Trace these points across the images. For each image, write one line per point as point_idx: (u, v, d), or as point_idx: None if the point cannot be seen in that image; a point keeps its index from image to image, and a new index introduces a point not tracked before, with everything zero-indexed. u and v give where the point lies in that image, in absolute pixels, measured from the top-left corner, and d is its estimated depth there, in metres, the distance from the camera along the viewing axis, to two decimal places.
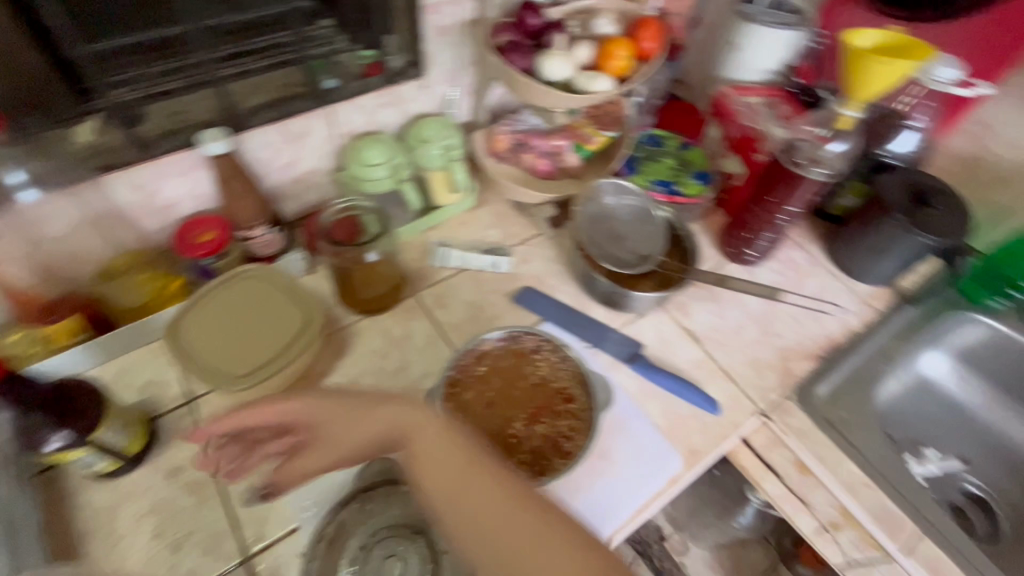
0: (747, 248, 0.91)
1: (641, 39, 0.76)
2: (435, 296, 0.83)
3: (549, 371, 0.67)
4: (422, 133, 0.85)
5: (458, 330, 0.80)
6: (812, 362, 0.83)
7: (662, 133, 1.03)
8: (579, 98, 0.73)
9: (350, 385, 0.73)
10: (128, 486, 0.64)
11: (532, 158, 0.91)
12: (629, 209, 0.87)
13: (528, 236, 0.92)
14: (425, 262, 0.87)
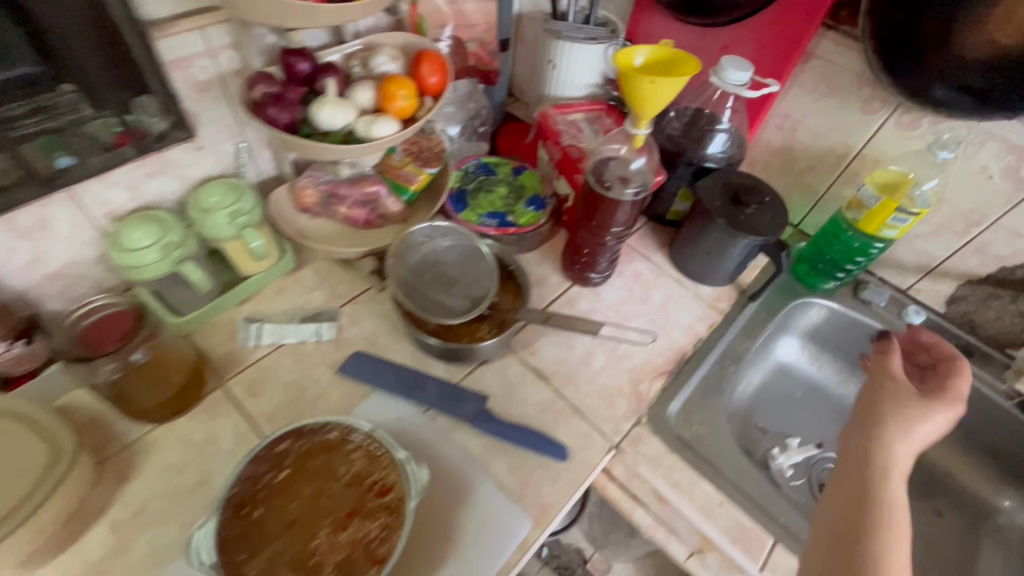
0: (587, 271, 0.88)
1: (425, 75, 0.71)
2: (247, 383, 0.73)
3: (362, 463, 0.59)
4: (204, 202, 0.74)
5: (275, 418, 0.71)
6: (662, 380, 0.82)
7: (493, 160, 0.99)
8: (361, 147, 0.66)
9: (136, 516, 0.61)
10: None
11: (346, 209, 0.83)
12: (454, 250, 0.81)
13: (356, 293, 0.84)
14: (235, 344, 0.77)
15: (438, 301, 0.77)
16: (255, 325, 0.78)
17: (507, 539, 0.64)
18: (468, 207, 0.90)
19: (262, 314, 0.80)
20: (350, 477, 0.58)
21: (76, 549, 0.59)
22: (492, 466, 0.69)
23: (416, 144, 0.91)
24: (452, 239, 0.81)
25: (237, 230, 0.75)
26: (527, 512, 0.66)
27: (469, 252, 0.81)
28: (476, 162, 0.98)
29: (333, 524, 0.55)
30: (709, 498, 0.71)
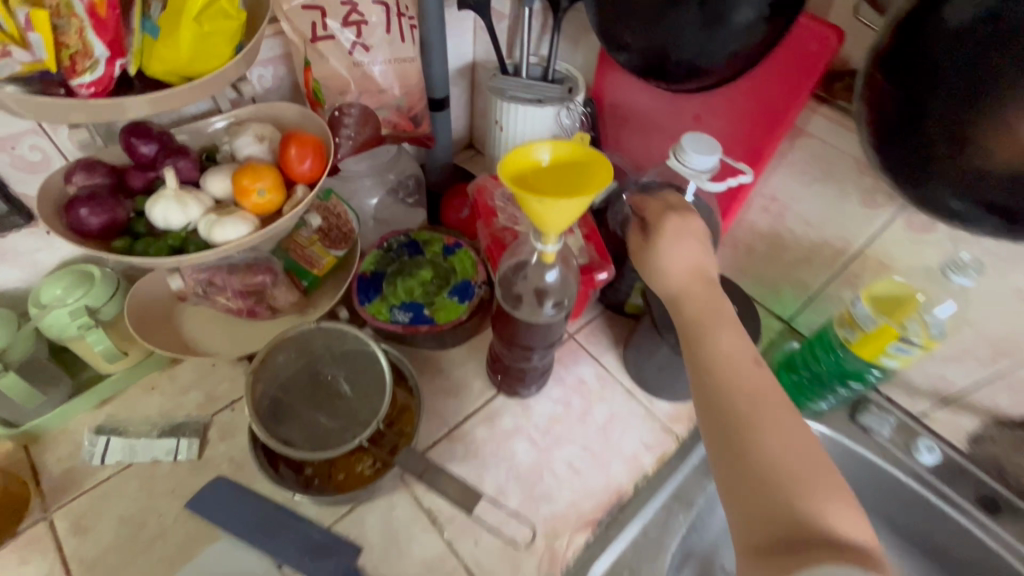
0: (513, 385, 0.73)
1: (294, 161, 0.58)
2: (78, 515, 0.62)
3: None
4: (42, 299, 0.63)
5: (99, 565, 0.59)
6: (585, 534, 0.66)
7: (423, 235, 0.85)
8: (199, 255, 0.53)
9: None
10: None
11: (227, 300, 0.71)
12: (344, 358, 0.68)
13: (237, 396, 0.72)
14: (80, 459, 0.66)
15: (313, 423, 0.64)
16: (104, 439, 0.66)
17: None
18: (380, 296, 0.77)
19: (120, 421, 0.69)
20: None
21: None
22: None
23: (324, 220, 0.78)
24: (338, 343, 0.67)
25: (79, 331, 0.64)
26: None
27: (359, 359, 0.67)
28: (403, 236, 0.84)
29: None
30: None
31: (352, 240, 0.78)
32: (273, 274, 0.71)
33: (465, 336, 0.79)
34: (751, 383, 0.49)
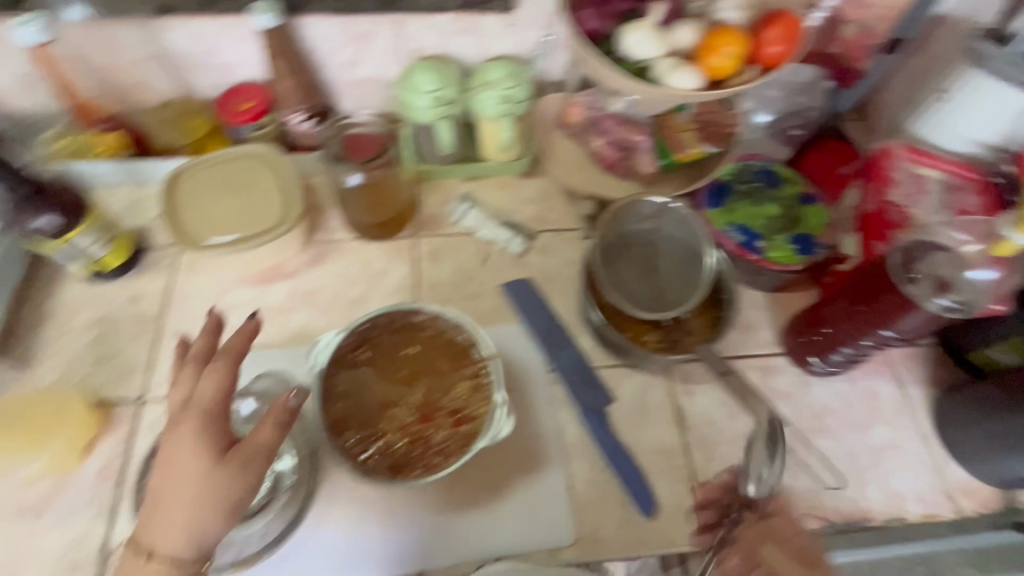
0: (811, 358, 0.70)
1: (764, 42, 0.57)
2: (431, 249, 0.78)
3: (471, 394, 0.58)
4: (485, 76, 0.75)
5: (434, 289, 0.75)
6: (814, 524, 0.64)
7: (786, 172, 0.81)
8: (641, 89, 0.58)
9: (302, 296, 0.72)
10: (94, 292, 0.70)
11: (600, 145, 0.77)
12: (675, 241, 0.71)
13: (562, 227, 0.81)
14: (443, 210, 0.81)
15: (625, 279, 0.69)
16: (465, 205, 0.80)
17: (543, 538, 0.60)
18: (721, 207, 0.77)
19: (478, 198, 0.83)
20: (447, 394, 0.58)
21: (264, 291, 0.72)
22: (571, 463, 0.64)
23: (711, 113, 0.78)
24: (684, 231, 0.70)
25: (498, 114, 0.75)
26: (577, 530, 0.61)
27: (694, 253, 0.69)
28: (764, 164, 0.82)
29: (392, 412, 0.57)
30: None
31: (728, 143, 0.77)
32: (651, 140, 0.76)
33: (772, 286, 0.76)
34: None
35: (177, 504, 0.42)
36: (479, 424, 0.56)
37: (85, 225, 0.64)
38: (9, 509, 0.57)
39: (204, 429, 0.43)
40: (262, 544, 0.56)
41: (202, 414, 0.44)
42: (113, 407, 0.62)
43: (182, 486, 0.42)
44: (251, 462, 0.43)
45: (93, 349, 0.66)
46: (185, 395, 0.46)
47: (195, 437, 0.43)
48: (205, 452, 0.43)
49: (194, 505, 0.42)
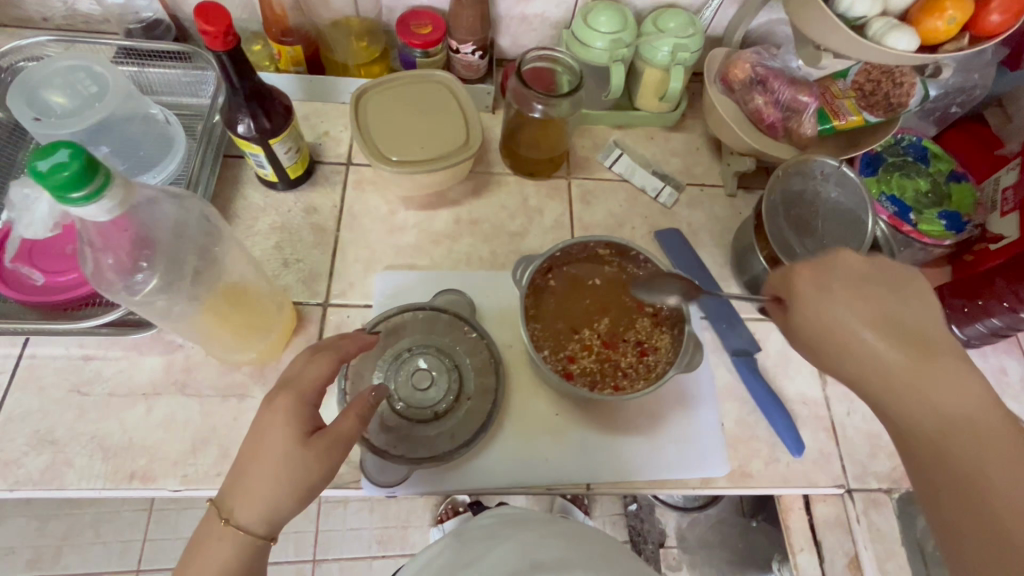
0: (951, 327, 0.73)
1: (987, 11, 0.58)
2: (585, 191, 0.80)
3: (653, 327, 0.61)
4: (662, 23, 0.75)
5: (588, 230, 0.77)
6: None
7: (936, 149, 0.81)
8: (857, 42, 0.59)
9: (466, 223, 0.75)
10: (273, 200, 0.72)
11: (762, 103, 0.77)
12: (834, 204, 0.72)
13: (707, 183, 0.83)
14: (594, 154, 0.83)
15: (788, 238, 0.70)
16: (619, 151, 0.82)
17: (699, 467, 0.64)
18: (874, 176, 0.78)
19: (627, 145, 0.84)
20: (630, 328, 0.61)
21: (429, 216, 0.75)
22: (722, 404, 0.68)
23: (876, 81, 0.76)
24: (849, 195, 0.71)
25: (669, 63, 0.76)
26: (728, 463, 0.65)
27: (857, 218, 0.70)
28: (915, 139, 0.82)
29: (579, 338, 0.61)
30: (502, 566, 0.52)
31: (894, 115, 0.75)
32: (815, 104, 0.76)
33: (912, 259, 0.79)
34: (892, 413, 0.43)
35: (259, 479, 0.43)
36: (663, 357, 0.60)
37: (286, 133, 0.64)
38: (215, 390, 0.61)
39: (296, 411, 0.45)
40: (453, 444, 0.61)
41: (300, 394, 0.46)
42: (305, 308, 0.67)
43: (269, 460, 0.44)
44: (335, 448, 0.45)
45: (278, 253, 0.69)
46: (287, 375, 0.48)
47: (288, 415, 0.45)
48: (294, 430, 0.44)
49: (278, 479, 0.43)
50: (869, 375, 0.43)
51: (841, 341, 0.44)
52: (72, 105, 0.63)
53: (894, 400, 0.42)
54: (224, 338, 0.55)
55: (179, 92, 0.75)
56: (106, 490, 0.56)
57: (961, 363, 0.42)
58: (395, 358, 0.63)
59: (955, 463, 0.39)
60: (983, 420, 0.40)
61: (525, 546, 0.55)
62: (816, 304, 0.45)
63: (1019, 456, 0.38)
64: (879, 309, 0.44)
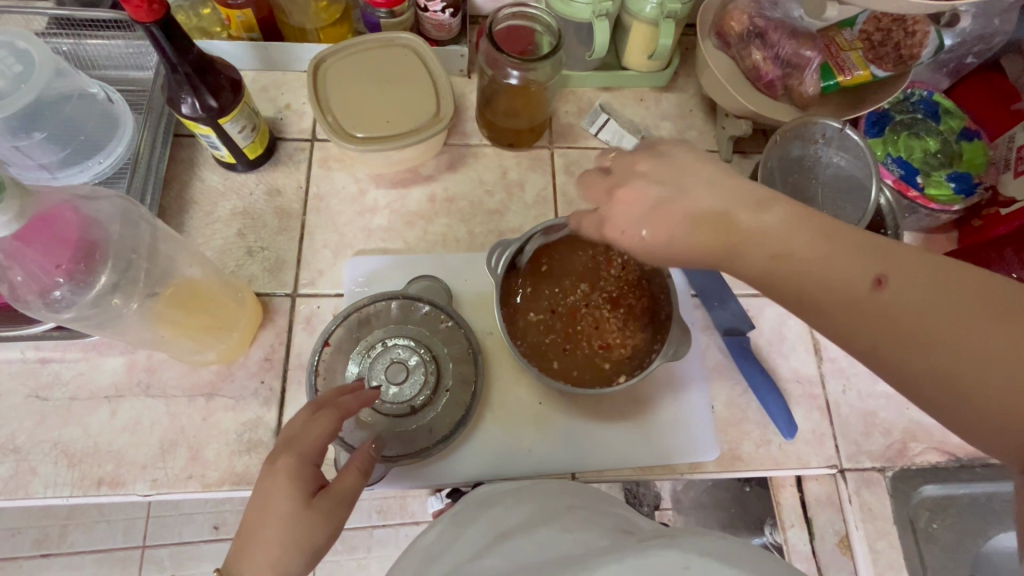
0: None
1: None
2: (569, 162, 0.74)
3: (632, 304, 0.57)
4: None
5: (573, 203, 0.73)
6: (938, 458, 0.66)
7: (948, 103, 0.75)
8: None
9: (442, 200, 0.70)
10: (232, 182, 0.67)
11: (759, 59, 0.70)
12: (834, 171, 0.67)
13: (701, 148, 0.77)
14: (579, 120, 0.77)
15: None
16: (605, 116, 0.76)
17: (689, 452, 0.62)
18: (880, 136, 0.73)
19: (614, 109, 0.78)
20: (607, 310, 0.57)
21: (403, 194, 0.70)
22: (713, 386, 0.65)
23: (885, 30, 0.70)
24: (851, 162, 0.66)
25: (658, 17, 0.69)
26: (719, 447, 0.63)
27: (859, 185, 0.65)
28: (926, 93, 0.75)
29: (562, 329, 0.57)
30: (464, 550, 0.46)
31: (905, 68, 0.69)
32: (819, 59, 0.69)
33: (918, 225, 0.74)
34: (835, 289, 0.37)
35: (263, 546, 0.42)
36: (651, 338, 0.56)
37: (237, 110, 0.58)
38: (182, 390, 0.59)
39: (296, 470, 0.44)
40: (432, 439, 0.59)
41: (300, 454, 0.45)
42: (272, 300, 0.63)
43: (274, 525, 0.42)
44: (338, 506, 0.44)
45: (241, 240, 0.65)
46: (289, 435, 0.47)
47: (290, 477, 0.44)
48: (297, 491, 0.43)
49: (282, 545, 0.42)
50: (759, 270, 0.38)
51: (725, 245, 0.39)
52: (2, 87, 0.57)
53: (787, 286, 0.38)
54: (180, 340, 0.52)
55: (122, 65, 0.69)
56: (74, 497, 0.54)
57: (756, 193, 0.40)
58: (370, 353, 0.60)
59: (898, 314, 0.36)
60: (858, 270, 0.37)
61: (492, 525, 0.49)
62: (644, 234, 0.39)
63: (906, 294, 0.36)
64: (682, 212, 0.39)
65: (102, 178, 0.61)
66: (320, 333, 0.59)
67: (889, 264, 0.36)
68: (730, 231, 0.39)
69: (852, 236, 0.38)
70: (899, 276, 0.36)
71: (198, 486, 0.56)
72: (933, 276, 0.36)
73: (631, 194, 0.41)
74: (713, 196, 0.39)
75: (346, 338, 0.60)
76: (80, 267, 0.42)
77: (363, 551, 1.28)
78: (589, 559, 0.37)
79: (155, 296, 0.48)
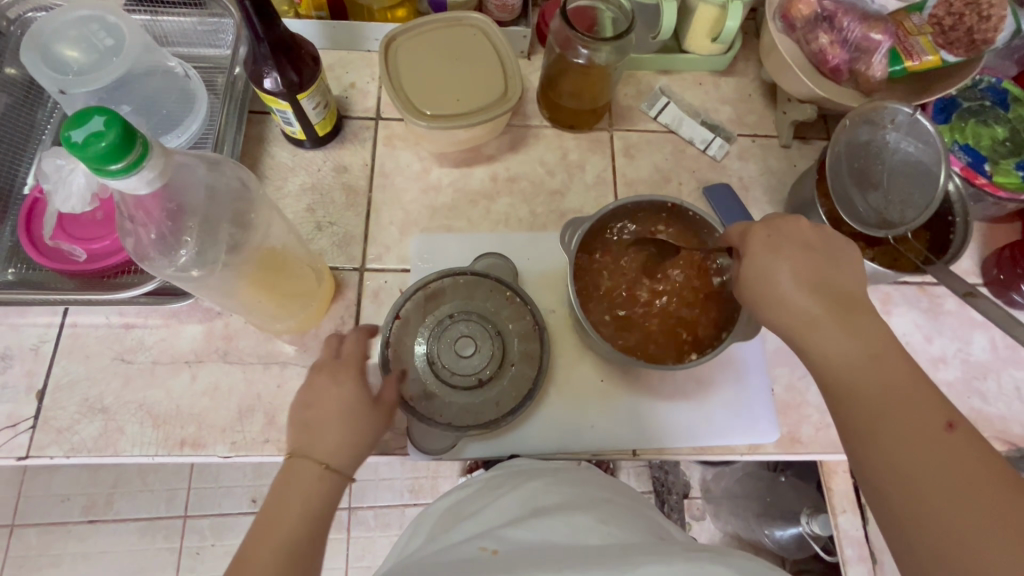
0: (1019, 287, 0.69)
1: None
2: (628, 144, 0.75)
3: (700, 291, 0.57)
4: None
5: (632, 186, 0.73)
6: (1000, 448, 0.66)
7: (1018, 91, 0.73)
8: None
9: (504, 179, 0.71)
10: (302, 158, 0.69)
11: (827, 43, 0.69)
12: (903, 158, 0.66)
13: (760, 132, 0.77)
14: (638, 102, 0.77)
15: (850, 194, 0.65)
16: (665, 100, 0.76)
17: (748, 433, 0.63)
18: (947, 123, 0.72)
19: (674, 92, 0.77)
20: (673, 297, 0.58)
21: (465, 173, 0.71)
22: (773, 369, 0.65)
23: (957, 14, 0.69)
24: (922, 147, 0.65)
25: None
26: (778, 429, 0.63)
27: (929, 171, 0.64)
28: (995, 80, 0.74)
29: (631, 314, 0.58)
30: (498, 516, 0.47)
31: (977, 54, 0.68)
32: (888, 43, 0.69)
33: (982, 213, 0.73)
34: (887, 408, 0.42)
35: (342, 433, 0.45)
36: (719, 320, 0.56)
37: (314, 87, 0.60)
38: (258, 357, 0.61)
39: (360, 374, 0.48)
40: (498, 412, 0.60)
41: (358, 366, 0.49)
42: (341, 273, 0.65)
43: (350, 418, 0.46)
44: (392, 407, 0.50)
45: (311, 215, 0.67)
46: (327, 354, 0.50)
47: (357, 381, 0.48)
48: (363, 391, 0.48)
49: (360, 432, 0.46)
50: (835, 359, 0.44)
51: (817, 327, 0.45)
52: (86, 60, 0.58)
53: (851, 388, 0.43)
54: (263, 308, 0.54)
55: (194, 42, 0.70)
56: (159, 456, 0.57)
57: (876, 322, 0.45)
58: (438, 327, 0.62)
59: (929, 457, 0.39)
60: (925, 410, 0.41)
61: (529, 497, 0.50)
62: (764, 279, 0.48)
63: (966, 447, 0.39)
64: (811, 281, 0.47)
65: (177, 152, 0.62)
66: (391, 306, 0.61)
67: (957, 418, 0.41)
68: (830, 318, 0.45)
69: (929, 391, 0.42)
70: (968, 428, 0.40)
71: (275, 450, 0.58)
72: (996, 461, 0.38)
73: (782, 243, 0.49)
74: (844, 289, 0.47)
75: (415, 312, 0.62)
76: (167, 226, 0.43)
77: (395, 529, 1.28)
78: (631, 559, 0.40)
79: None
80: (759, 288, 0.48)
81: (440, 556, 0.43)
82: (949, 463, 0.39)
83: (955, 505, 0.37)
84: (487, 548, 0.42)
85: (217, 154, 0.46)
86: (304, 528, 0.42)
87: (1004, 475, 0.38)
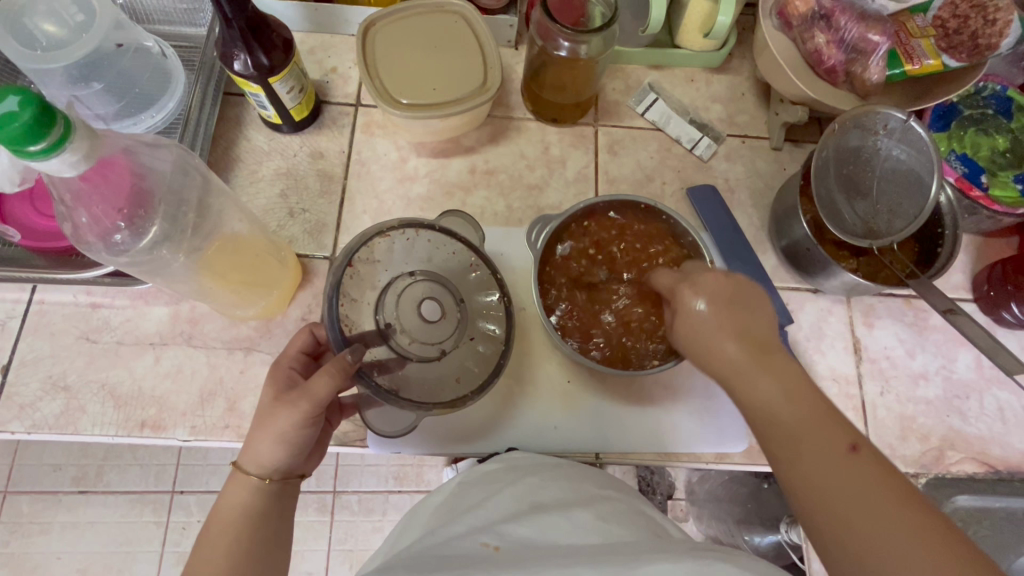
0: (1008, 305, 0.67)
1: None
2: (613, 141, 0.73)
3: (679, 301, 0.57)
4: None
5: (615, 184, 0.71)
6: (978, 468, 0.64)
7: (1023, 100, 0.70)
8: None
9: (482, 172, 0.70)
10: (277, 142, 0.68)
11: (823, 42, 0.66)
12: (891, 167, 0.63)
13: (751, 134, 0.75)
14: (626, 98, 0.75)
15: (836, 202, 0.63)
16: (653, 96, 0.74)
17: (716, 441, 0.61)
18: (945, 131, 0.69)
19: (663, 89, 0.75)
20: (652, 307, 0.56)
21: (442, 165, 0.70)
22: None
23: (962, 17, 0.67)
24: (916, 158, 0.62)
25: None
26: (747, 440, 0.62)
27: (920, 180, 0.61)
28: (999, 87, 0.71)
29: (598, 318, 0.56)
30: (497, 511, 0.45)
31: (982, 59, 0.65)
32: (888, 44, 0.65)
33: (977, 227, 0.71)
34: (797, 440, 0.41)
35: (252, 431, 0.47)
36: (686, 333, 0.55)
37: (288, 70, 0.58)
38: (222, 343, 0.60)
39: (276, 375, 0.49)
40: (459, 391, 0.51)
41: (279, 364, 0.50)
42: (311, 262, 0.64)
43: (258, 418, 0.47)
44: (299, 400, 0.45)
45: (284, 201, 0.66)
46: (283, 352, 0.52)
47: (272, 382, 0.49)
48: (274, 388, 0.48)
49: (260, 430, 0.46)
50: (752, 404, 0.44)
51: (731, 375, 0.46)
52: (63, 34, 0.58)
53: (772, 432, 0.43)
54: (225, 293, 0.54)
55: (175, 20, 0.69)
56: (119, 437, 0.57)
57: (790, 368, 0.45)
58: (394, 283, 0.51)
59: (841, 485, 0.38)
60: (834, 437, 0.40)
61: (524, 493, 0.48)
62: (687, 330, 0.48)
63: (873, 471, 0.39)
64: (726, 330, 0.46)
65: (155, 131, 0.63)
66: (342, 253, 0.51)
67: (862, 439, 0.40)
68: (743, 366, 0.45)
69: (837, 418, 0.42)
70: (871, 450, 0.39)
71: (234, 436, 0.58)
72: (900, 481, 0.38)
73: (703, 282, 0.49)
74: (762, 328, 0.47)
75: (368, 262, 0.52)
76: (114, 209, 0.42)
77: (378, 515, 1.25)
78: (636, 564, 0.37)
79: (203, 250, 0.49)
80: (693, 340, 0.48)
81: (434, 551, 0.40)
82: (855, 485, 0.38)
83: (872, 536, 0.36)
84: (488, 544, 0.40)
85: (156, 135, 0.46)
86: (226, 538, 0.44)
87: (903, 492, 0.38)
